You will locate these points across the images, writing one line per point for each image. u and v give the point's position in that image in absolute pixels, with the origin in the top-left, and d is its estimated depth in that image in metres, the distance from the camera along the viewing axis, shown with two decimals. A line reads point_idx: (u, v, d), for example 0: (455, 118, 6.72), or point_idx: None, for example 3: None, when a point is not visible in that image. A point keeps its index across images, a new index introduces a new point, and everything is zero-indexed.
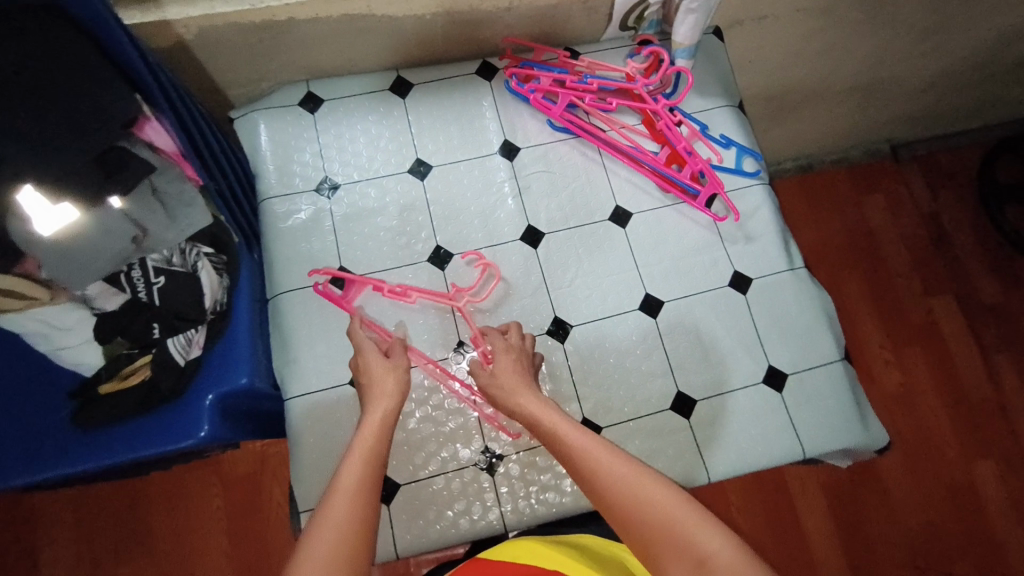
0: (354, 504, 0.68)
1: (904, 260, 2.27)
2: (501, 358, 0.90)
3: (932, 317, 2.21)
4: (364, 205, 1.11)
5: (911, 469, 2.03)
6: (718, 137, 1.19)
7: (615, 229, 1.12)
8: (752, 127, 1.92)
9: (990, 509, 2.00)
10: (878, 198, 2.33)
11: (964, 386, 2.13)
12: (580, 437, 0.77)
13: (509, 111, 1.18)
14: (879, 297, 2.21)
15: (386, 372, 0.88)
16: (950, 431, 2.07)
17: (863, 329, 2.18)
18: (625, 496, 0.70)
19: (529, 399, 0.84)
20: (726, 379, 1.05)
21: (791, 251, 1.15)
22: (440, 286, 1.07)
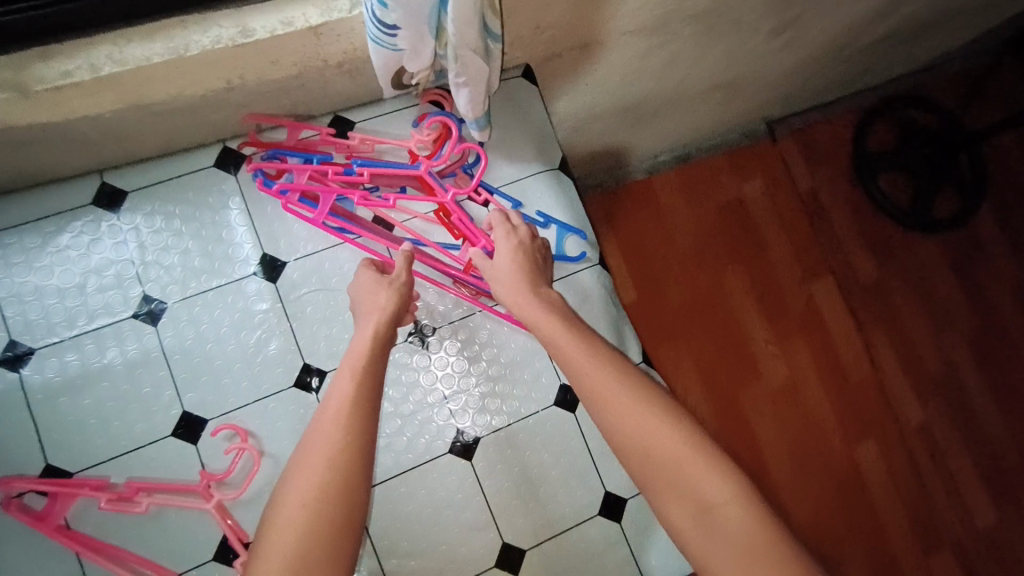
0: (339, 430, 0.64)
1: (785, 248, 1.91)
2: (503, 248, 0.85)
3: (813, 305, 1.90)
4: (73, 372, 0.83)
5: (802, 484, 1.78)
6: (534, 217, 1.00)
7: (412, 356, 0.94)
8: (615, 137, 1.64)
9: (878, 497, 1.81)
10: (756, 181, 1.93)
11: (848, 373, 1.88)
12: (588, 366, 0.72)
13: (266, 215, 0.91)
14: (757, 287, 1.87)
15: (377, 288, 0.79)
16: (836, 433, 1.83)
17: (744, 335, 1.84)
18: (643, 428, 0.67)
19: (534, 304, 0.78)
20: (557, 516, 0.95)
21: (627, 346, 1.02)
22: (186, 476, 0.84)
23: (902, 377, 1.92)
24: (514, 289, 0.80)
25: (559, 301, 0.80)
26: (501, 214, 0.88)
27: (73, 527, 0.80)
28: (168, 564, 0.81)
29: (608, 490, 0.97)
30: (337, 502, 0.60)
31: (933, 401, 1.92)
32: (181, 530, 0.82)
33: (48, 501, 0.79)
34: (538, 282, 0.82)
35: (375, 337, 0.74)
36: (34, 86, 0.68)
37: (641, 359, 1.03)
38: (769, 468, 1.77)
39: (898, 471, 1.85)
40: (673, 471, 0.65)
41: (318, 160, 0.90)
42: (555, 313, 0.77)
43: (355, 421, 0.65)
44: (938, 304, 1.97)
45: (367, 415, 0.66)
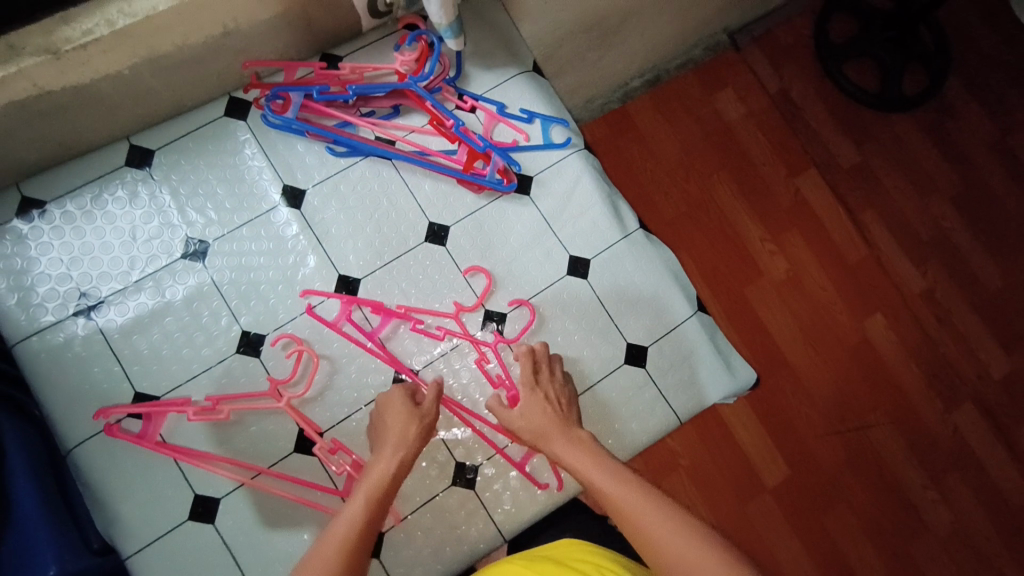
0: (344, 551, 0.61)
1: (762, 142, 1.84)
2: (529, 399, 0.86)
3: (802, 199, 1.80)
4: (141, 311, 0.94)
5: (822, 369, 1.65)
6: (518, 113, 1.08)
7: (432, 254, 1.02)
8: (584, 58, 1.70)
9: (906, 381, 1.68)
10: (728, 92, 1.87)
11: (848, 258, 1.77)
12: (621, 490, 0.68)
13: (280, 149, 1.01)
14: (744, 182, 1.81)
15: (405, 419, 0.82)
16: (845, 309, 1.71)
17: (739, 230, 1.78)
18: (671, 556, 0.60)
19: (568, 447, 0.77)
20: (589, 373, 1.02)
21: (622, 216, 1.09)
22: (257, 384, 0.94)
23: (903, 252, 1.81)
24: (542, 426, 0.81)
25: (592, 441, 0.78)
26: (525, 347, 0.92)
27: (169, 441, 0.90)
28: (257, 460, 0.92)
29: (630, 343, 1.05)
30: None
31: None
32: (261, 429, 0.93)
33: (144, 422, 0.90)
34: (567, 421, 0.82)
35: (396, 470, 0.74)
36: (63, 46, 0.77)
37: (639, 226, 1.10)
38: (785, 356, 1.67)
39: (921, 349, 1.72)
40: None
41: (317, 91, 0.98)
42: (592, 453, 0.75)
43: (349, 545, 0.62)
44: (946, 172, 1.87)
45: (360, 559, 0.62)
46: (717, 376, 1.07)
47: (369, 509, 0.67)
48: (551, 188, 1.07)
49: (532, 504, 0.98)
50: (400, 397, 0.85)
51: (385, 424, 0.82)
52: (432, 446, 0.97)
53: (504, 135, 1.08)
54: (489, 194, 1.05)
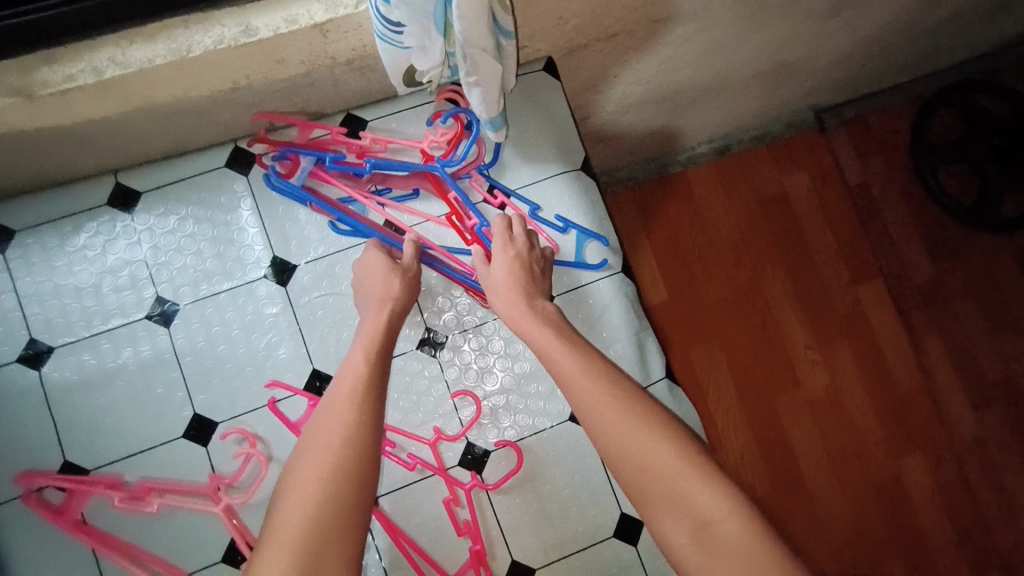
0: (359, 394, 0.71)
1: (830, 246, 1.77)
2: (501, 260, 0.83)
3: (860, 313, 1.74)
4: (89, 371, 0.85)
5: (840, 498, 1.66)
6: (552, 221, 0.94)
7: (422, 365, 0.90)
8: (648, 129, 1.54)
9: (923, 515, 1.67)
10: (803, 177, 1.78)
11: (895, 382, 1.72)
12: (583, 379, 0.71)
13: (278, 216, 0.90)
14: (801, 287, 1.74)
15: (386, 277, 0.82)
16: (880, 442, 1.69)
17: (785, 339, 1.71)
18: (630, 441, 0.67)
19: (528, 318, 0.78)
20: (571, 538, 0.89)
21: (648, 360, 0.95)
22: (196, 477, 0.84)
23: (962, 386, 1.74)
24: (509, 301, 0.80)
25: (556, 314, 0.79)
26: (502, 222, 0.86)
27: (89, 522, 0.81)
28: (176, 564, 0.82)
29: (624, 510, 0.91)
30: (354, 486, 0.64)
31: (991, 415, 1.73)
32: (191, 530, 0.82)
33: (67, 496, 0.81)
34: (534, 293, 0.82)
35: (386, 327, 0.79)
36: (38, 91, 0.69)
37: (664, 376, 0.95)
38: (801, 474, 1.66)
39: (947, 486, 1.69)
40: (665, 483, 0.65)
41: (331, 159, 0.87)
42: (551, 326, 0.78)
43: (362, 417, 0.69)
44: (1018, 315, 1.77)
45: (375, 399, 0.71)
46: None
47: (370, 367, 0.74)
48: (571, 314, 0.93)
49: None
50: (378, 255, 0.85)
51: (365, 282, 0.84)
52: None
53: None
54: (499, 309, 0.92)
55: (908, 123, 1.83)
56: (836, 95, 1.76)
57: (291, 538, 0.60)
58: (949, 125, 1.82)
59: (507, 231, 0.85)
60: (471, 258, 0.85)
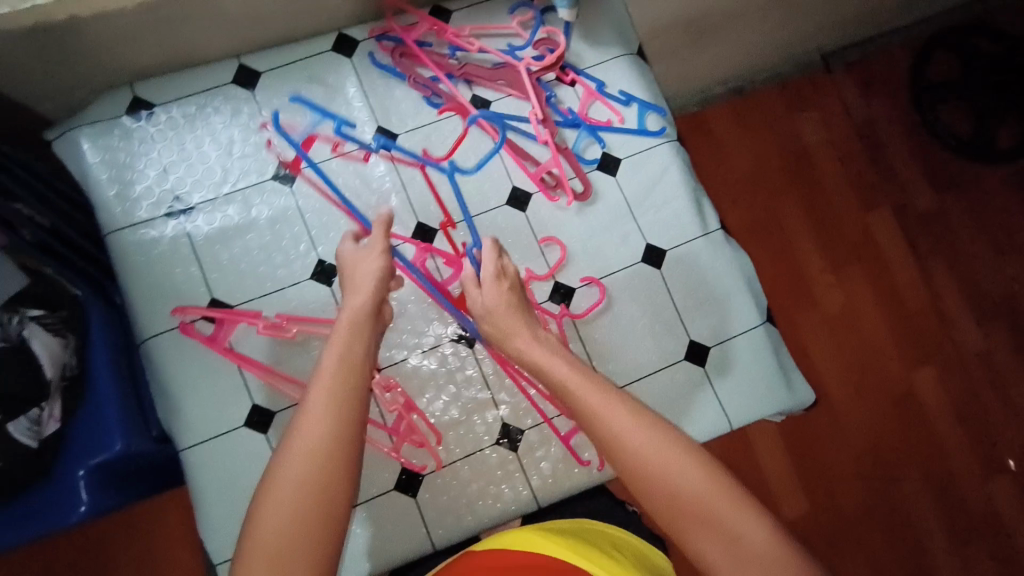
0: (327, 414, 0.63)
1: (838, 174, 1.91)
2: (493, 289, 0.81)
3: (869, 235, 1.89)
4: (226, 224, 0.97)
5: (856, 403, 1.80)
6: (616, 95, 1.07)
7: (511, 217, 1.02)
8: (671, 59, 1.63)
9: (932, 415, 1.82)
10: (811, 113, 1.93)
11: (903, 294, 1.87)
12: (601, 403, 0.68)
13: (379, 91, 1.03)
14: (814, 209, 1.88)
15: (366, 262, 0.79)
16: (894, 355, 1.83)
17: (802, 260, 1.85)
18: (654, 460, 0.64)
19: (534, 345, 0.76)
20: (648, 363, 1.00)
21: (705, 213, 1.07)
22: (325, 312, 0.96)
23: (964, 302, 1.88)
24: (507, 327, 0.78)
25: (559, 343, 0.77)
26: (491, 247, 0.83)
27: (237, 348, 0.93)
28: None
29: (693, 339, 1.02)
30: (317, 528, 0.57)
31: (993, 326, 1.88)
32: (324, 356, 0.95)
33: (216, 327, 0.93)
34: (531, 319, 0.80)
35: (360, 336, 0.72)
36: None
37: (720, 227, 1.07)
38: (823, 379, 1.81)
39: (957, 395, 1.84)
40: (698, 508, 0.63)
41: (342, 127, 1.01)
42: (558, 353, 0.76)
43: (329, 453, 0.60)
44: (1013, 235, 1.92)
45: (345, 418, 0.63)
46: (776, 389, 1.03)
47: (343, 377, 0.66)
48: (637, 174, 1.06)
49: (570, 477, 0.98)
50: (354, 255, 0.80)
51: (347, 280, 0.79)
52: (481, 403, 0.97)
53: (599, 113, 1.07)
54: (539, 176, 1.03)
55: (908, 63, 1.96)
56: (846, 33, 1.86)
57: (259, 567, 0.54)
58: (945, 65, 1.95)
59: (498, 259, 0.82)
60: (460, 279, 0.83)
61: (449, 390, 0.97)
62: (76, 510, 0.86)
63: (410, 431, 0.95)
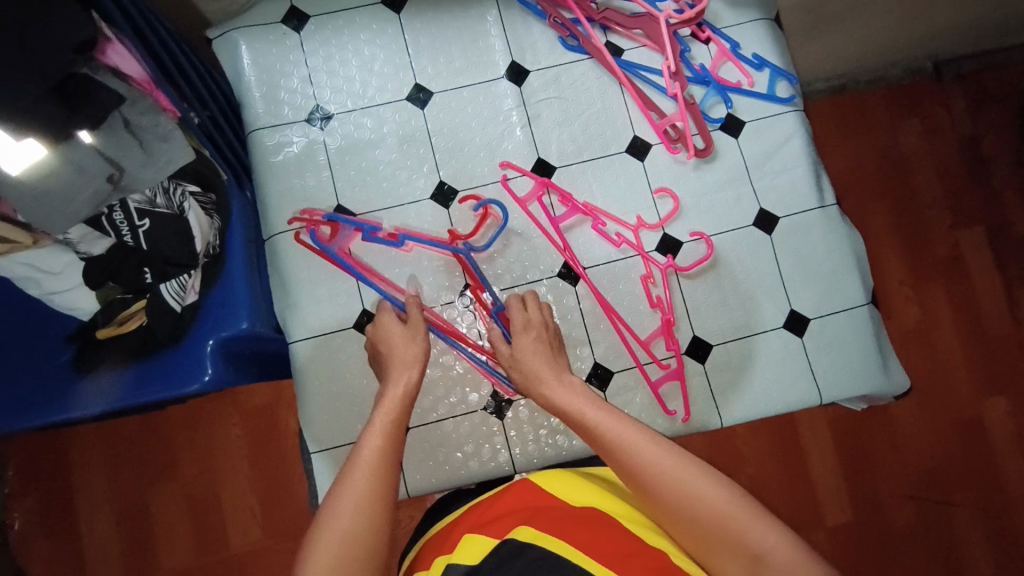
0: (376, 468, 0.73)
1: (935, 185, 1.83)
2: (523, 339, 0.90)
3: (959, 252, 1.81)
4: (358, 136, 1.02)
5: (918, 420, 1.76)
6: (749, 57, 1.07)
7: (628, 164, 1.03)
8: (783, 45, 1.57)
9: (998, 445, 1.75)
10: (916, 120, 1.85)
11: (986, 318, 1.80)
12: (622, 431, 0.77)
13: (517, 26, 1.05)
14: (904, 220, 1.82)
15: (407, 342, 0.88)
16: (967, 381, 1.77)
17: (884, 271, 1.80)
18: (673, 481, 0.72)
19: (559, 391, 0.85)
20: (745, 325, 1.00)
21: (822, 186, 1.05)
22: (437, 231, 1.01)
23: None
24: (534, 376, 0.87)
25: (587, 389, 0.85)
26: (518, 301, 0.93)
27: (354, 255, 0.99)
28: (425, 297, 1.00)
29: (793, 309, 1.02)
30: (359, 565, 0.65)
31: None
32: (433, 272, 1.00)
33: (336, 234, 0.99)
34: (557, 365, 0.88)
35: (405, 394, 0.83)
36: None
37: (837, 202, 1.05)
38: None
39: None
40: (718, 527, 0.69)
41: (367, 230, 0.97)
42: (587, 396, 0.84)
43: (383, 468, 0.73)
44: None
45: (390, 471, 0.73)
46: (872, 370, 1.01)
47: (386, 436, 0.77)
48: (760, 138, 1.05)
49: (652, 425, 0.98)
50: (391, 321, 0.90)
51: (386, 348, 0.88)
52: (576, 342, 0.99)
53: (729, 75, 1.07)
54: (664, 129, 1.03)
55: None
56: (965, 42, 1.78)
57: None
58: None
59: (525, 310, 0.92)
60: (489, 334, 0.92)
61: None
62: (190, 390, 0.82)
63: None
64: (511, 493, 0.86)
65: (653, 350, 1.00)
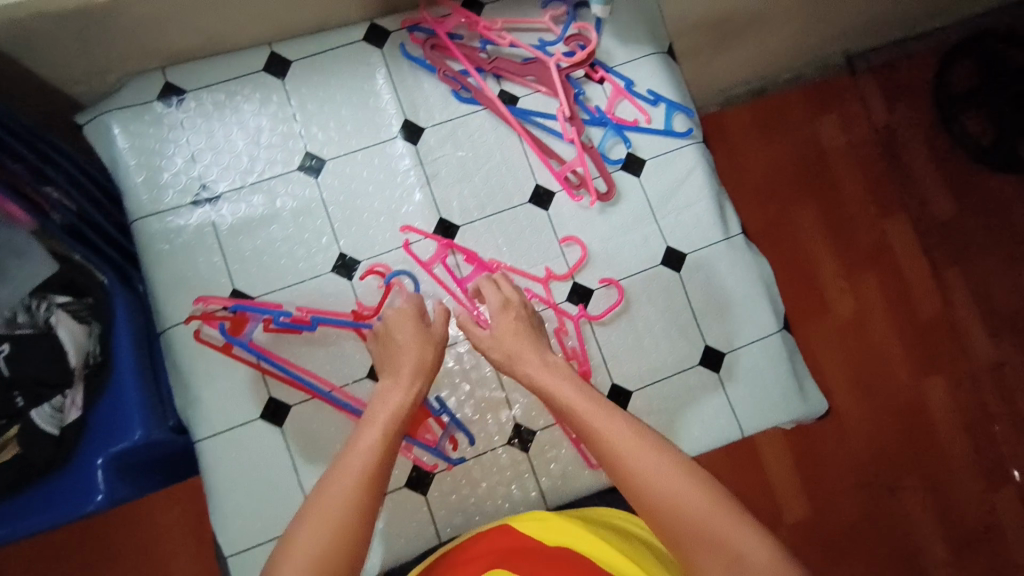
0: (358, 485, 0.68)
1: (857, 180, 1.89)
2: (502, 319, 0.86)
3: (885, 242, 1.87)
4: (250, 213, 0.99)
5: (863, 408, 1.79)
6: (644, 94, 1.06)
7: (532, 216, 1.02)
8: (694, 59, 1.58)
9: (939, 424, 1.81)
10: (833, 117, 1.90)
11: (917, 304, 1.85)
12: (605, 420, 0.74)
13: (406, 82, 1.02)
14: (831, 216, 1.86)
15: (420, 343, 0.84)
16: (903, 364, 1.82)
17: (816, 267, 1.83)
18: (657, 472, 0.69)
19: (543, 371, 0.80)
20: (661, 367, 1.01)
21: (726, 218, 1.06)
22: (341, 306, 0.98)
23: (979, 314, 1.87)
24: (516, 353, 0.83)
25: (569, 367, 0.81)
26: (489, 281, 0.90)
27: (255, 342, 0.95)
28: (332, 378, 0.96)
29: (708, 345, 1.02)
30: None
31: (1002, 337, 1.87)
32: (340, 349, 0.96)
33: (232, 327, 0.93)
34: (541, 346, 0.84)
35: (398, 398, 0.78)
36: None
37: (742, 232, 1.06)
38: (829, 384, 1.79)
39: (963, 406, 1.83)
40: (699, 525, 0.66)
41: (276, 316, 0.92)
42: (569, 377, 0.79)
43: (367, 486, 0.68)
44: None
45: (372, 491, 0.68)
46: (789, 396, 1.03)
47: (376, 448, 0.72)
48: (662, 175, 1.05)
49: (580, 481, 0.98)
50: (407, 318, 0.86)
51: (387, 346, 0.85)
52: (495, 404, 0.99)
53: (626, 113, 1.06)
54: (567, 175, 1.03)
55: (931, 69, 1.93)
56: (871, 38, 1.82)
57: None
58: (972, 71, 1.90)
59: (502, 290, 0.88)
60: (461, 316, 0.87)
61: (462, 391, 0.98)
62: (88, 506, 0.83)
63: (423, 430, 0.96)
64: (488, 538, 0.85)
65: None
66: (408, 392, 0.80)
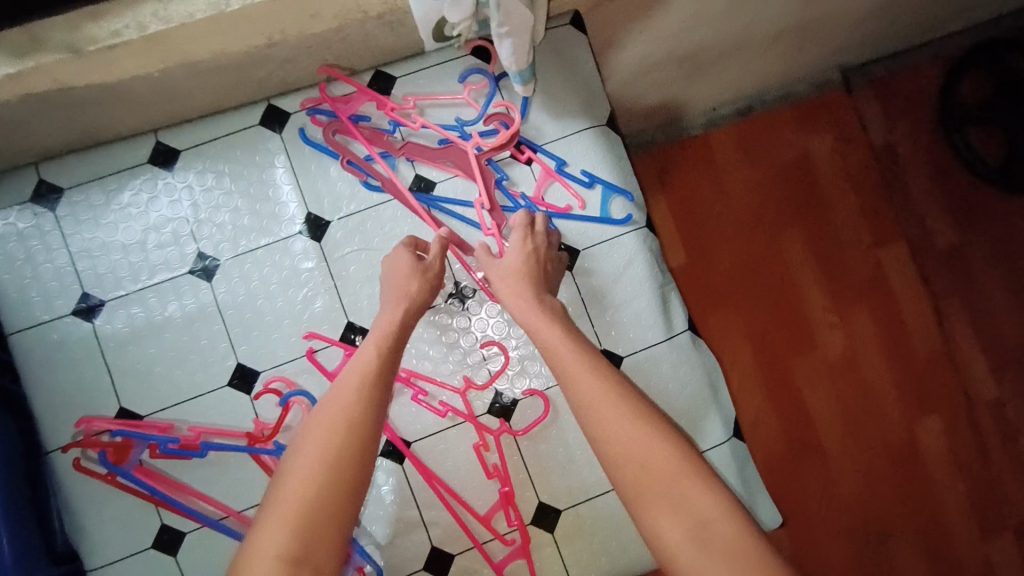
0: (361, 405, 0.69)
1: (851, 196, 1.38)
2: (515, 252, 0.81)
3: (881, 268, 1.38)
4: (139, 324, 0.89)
5: (853, 474, 1.33)
6: (578, 176, 0.95)
7: (451, 318, 0.94)
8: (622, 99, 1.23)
9: (945, 502, 1.35)
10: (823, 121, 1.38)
11: (916, 348, 1.37)
12: (583, 373, 0.69)
13: (309, 171, 0.92)
14: (819, 235, 1.37)
15: (410, 277, 0.81)
16: (896, 421, 1.36)
17: (797, 295, 1.35)
18: (628, 426, 0.65)
19: (535, 309, 0.76)
20: (594, 482, 0.94)
21: (671, 313, 0.96)
22: (240, 424, 0.89)
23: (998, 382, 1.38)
24: (516, 292, 0.77)
25: (563, 312, 0.77)
26: (524, 215, 0.84)
27: (147, 463, 0.88)
28: (227, 503, 0.88)
29: None
30: (327, 506, 0.63)
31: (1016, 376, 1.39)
32: (236, 472, 0.88)
33: (116, 451, 0.85)
34: (541, 289, 0.79)
35: (402, 322, 0.78)
36: (86, 47, 0.67)
37: (687, 329, 0.97)
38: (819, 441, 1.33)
39: (972, 469, 1.36)
40: (669, 483, 0.63)
41: (160, 442, 0.84)
42: (558, 322, 0.75)
43: (367, 408, 0.69)
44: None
45: (372, 414, 0.69)
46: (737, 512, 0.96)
47: (374, 376, 0.72)
48: (597, 266, 0.95)
49: None
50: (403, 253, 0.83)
51: (387, 272, 0.83)
52: (410, 524, 0.92)
53: (557, 198, 0.95)
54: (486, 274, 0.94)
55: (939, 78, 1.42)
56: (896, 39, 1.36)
57: (284, 530, 0.61)
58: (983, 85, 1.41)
59: (527, 225, 0.83)
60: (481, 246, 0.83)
61: (377, 511, 0.91)
62: None
63: None
64: None
65: (495, 524, 0.93)
66: (403, 317, 0.78)
